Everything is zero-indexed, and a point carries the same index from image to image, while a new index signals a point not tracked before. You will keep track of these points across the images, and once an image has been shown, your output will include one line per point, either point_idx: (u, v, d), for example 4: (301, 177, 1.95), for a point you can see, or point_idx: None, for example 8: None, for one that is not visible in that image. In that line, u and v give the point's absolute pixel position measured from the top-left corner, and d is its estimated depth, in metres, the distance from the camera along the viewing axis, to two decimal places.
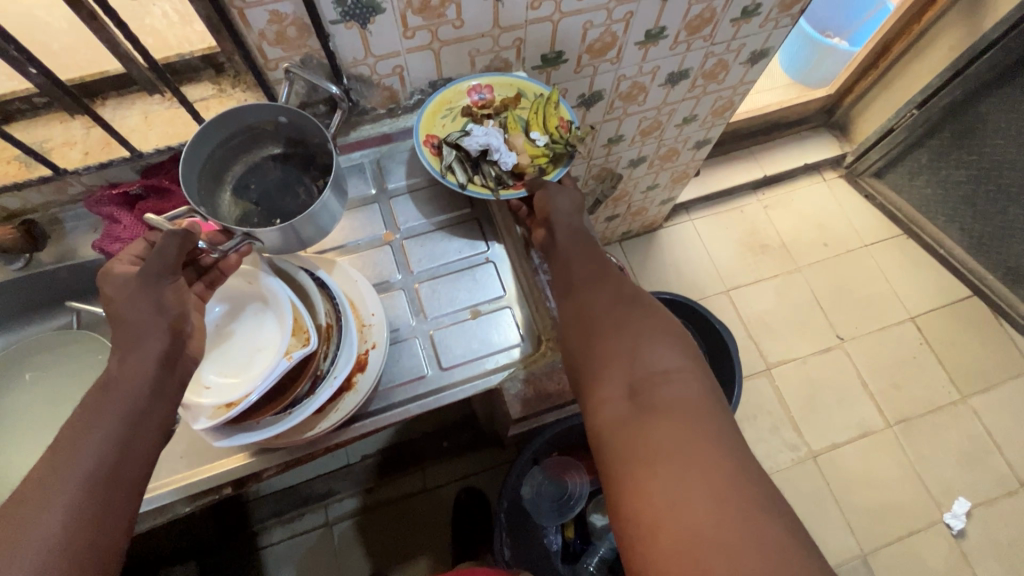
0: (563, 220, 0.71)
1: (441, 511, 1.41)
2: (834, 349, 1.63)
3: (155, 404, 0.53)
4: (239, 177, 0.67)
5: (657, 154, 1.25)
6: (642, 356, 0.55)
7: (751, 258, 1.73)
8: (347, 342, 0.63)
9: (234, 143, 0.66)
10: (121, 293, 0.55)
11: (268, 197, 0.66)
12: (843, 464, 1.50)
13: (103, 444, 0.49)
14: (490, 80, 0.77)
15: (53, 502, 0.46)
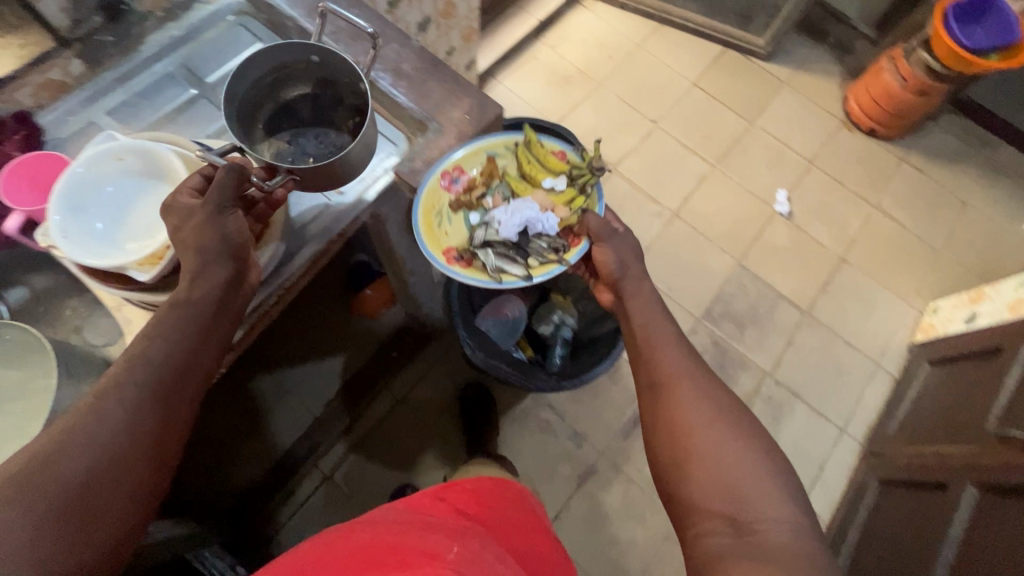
0: (637, 294, 0.84)
1: (423, 409, 1.52)
2: (653, 131, 1.94)
3: (217, 323, 0.65)
4: (271, 117, 0.76)
5: (436, 11, 1.36)
6: (721, 453, 0.65)
7: (561, 91, 1.96)
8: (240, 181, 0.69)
9: (266, 82, 0.74)
10: (188, 219, 0.63)
11: (299, 136, 0.77)
12: (698, 209, 1.84)
13: (179, 349, 0.62)
14: (458, 161, 0.85)
15: (134, 395, 0.59)
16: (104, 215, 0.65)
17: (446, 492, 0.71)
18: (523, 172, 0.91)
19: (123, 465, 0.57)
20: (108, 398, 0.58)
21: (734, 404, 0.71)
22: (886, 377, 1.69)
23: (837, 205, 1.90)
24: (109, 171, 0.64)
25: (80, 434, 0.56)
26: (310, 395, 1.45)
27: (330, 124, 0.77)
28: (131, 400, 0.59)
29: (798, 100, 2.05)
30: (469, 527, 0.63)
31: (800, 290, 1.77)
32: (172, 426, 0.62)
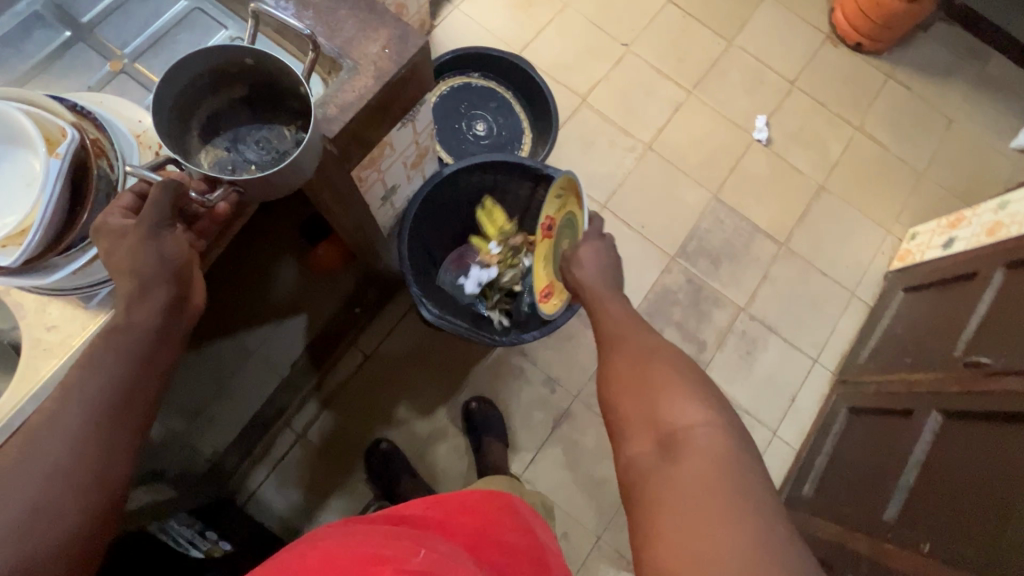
0: (589, 283, 0.92)
1: (392, 363, 1.51)
2: (625, 56, 1.79)
3: (158, 349, 0.60)
4: (206, 120, 0.66)
5: None
6: (655, 384, 0.70)
7: (524, 15, 1.79)
8: (117, 136, 0.58)
9: (198, 85, 0.63)
10: (119, 245, 0.55)
11: (240, 141, 0.67)
12: (673, 141, 1.74)
13: (117, 378, 0.57)
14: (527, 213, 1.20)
15: (70, 427, 0.55)
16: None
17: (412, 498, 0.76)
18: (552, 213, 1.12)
19: (55, 518, 0.54)
20: (39, 446, 0.54)
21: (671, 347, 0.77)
22: (861, 306, 1.68)
23: (819, 129, 1.80)
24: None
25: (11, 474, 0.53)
26: (277, 358, 1.34)
27: (276, 125, 0.68)
28: (66, 449, 0.55)
29: (780, 13, 1.89)
30: (429, 534, 0.67)
31: (777, 222, 1.71)
32: (109, 474, 0.57)
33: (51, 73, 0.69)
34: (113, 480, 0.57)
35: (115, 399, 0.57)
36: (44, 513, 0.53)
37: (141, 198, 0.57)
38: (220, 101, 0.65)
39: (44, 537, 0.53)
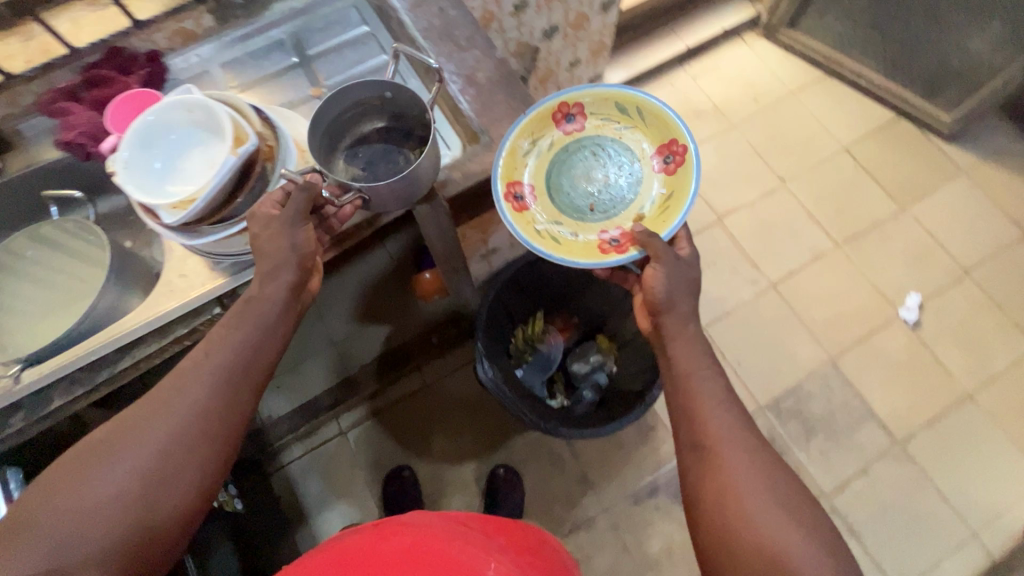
0: (681, 337, 0.78)
1: (445, 401, 1.54)
2: (777, 190, 1.74)
3: (282, 320, 0.70)
4: (349, 147, 0.77)
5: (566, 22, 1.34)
6: (773, 536, 0.61)
7: (687, 125, 1.83)
8: (285, 148, 0.71)
9: (346, 116, 0.75)
10: (265, 230, 0.66)
11: (372, 161, 0.76)
12: (802, 287, 1.62)
13: (246, 342, 0.67)
14: (580, 101, 0.85)
15: (203, 378, 0.64)
16: (164, 156, 0.68)
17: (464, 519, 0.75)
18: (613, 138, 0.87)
19: (188, 454, 0.62)
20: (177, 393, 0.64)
21: (781, 472, 0.67)
22: (981, 553, 1.37)
23: (985, 331, 1.56)
24: (179, 118, 0.68)
25: (157, 413, 0.63)
26: (350, 356, 1.55)
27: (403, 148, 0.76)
28: (195, 398, 0.64)
29: (973, 195, 1.70)
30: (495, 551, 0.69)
31: (899, 415, 1.49)
32: (229, 425, 0.65)
33: (271, 85, 0.87)
34: (230, 432, 0.65)
35: (241, 357, 0.66)
36: (176, 454, 0.62)
37: (287, 194, 0.67)
38: (362, 128, 0.77)
39: (175, 474, 0.62)
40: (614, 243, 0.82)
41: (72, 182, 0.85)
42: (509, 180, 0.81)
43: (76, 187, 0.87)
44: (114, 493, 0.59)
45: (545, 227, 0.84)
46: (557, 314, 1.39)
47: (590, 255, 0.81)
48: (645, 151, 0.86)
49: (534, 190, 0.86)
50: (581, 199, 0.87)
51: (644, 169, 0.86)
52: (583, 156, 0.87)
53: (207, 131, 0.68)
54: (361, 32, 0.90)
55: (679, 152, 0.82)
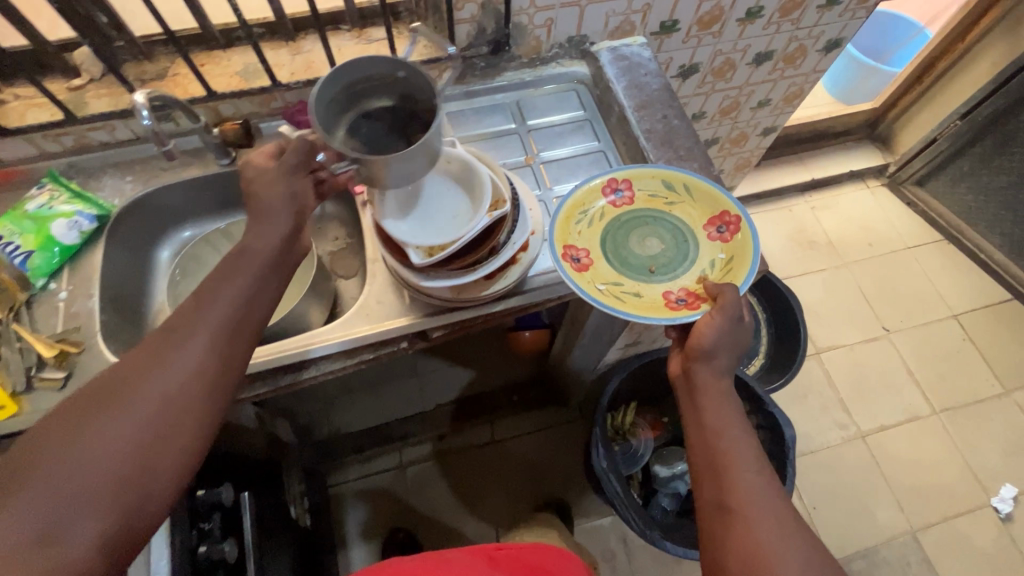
0: (710, 391, 0.69)
1: (509, 463, 1.51)
2: (880, 339, 1.72)
3: (276, 275, 0.58)
4: (349, 123, 0.66)
5: (729, 136, 1.40)
6: None
7: (799, 252, 1.85)
8: (522, 218, 0.74)
9: (350, 92, 0.65)
10: (261, 176, 0.60)
11: (378, 144, 0.64)
12: (892, 446, 1.57)
13: (236, 299, 0.54)
14: (626, 176, 0.83)
15: (186, 341, 0.50)
16: (410, 191, 0.72)
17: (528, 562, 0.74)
18: (676, 213, 0.83)
19: (171, 445, 0.47)
20: (159, 362, 0.49)
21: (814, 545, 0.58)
22: None
23: None
24: (436, 164, 0.73)
25: (123, 386, 0.47)
26: (430, 392, 1.53)
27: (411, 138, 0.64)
28: (191, 366, 0.50)
29: None
30: None
31: None
32: (220, 397, 0.52)
33: (487, 143, 0.92)
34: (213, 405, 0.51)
35: (230, 317, 0.53)
36: (154, 445, 0.46)
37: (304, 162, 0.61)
38: (356, 111, 0.66)
39: (153, 471, 0.46)
40: (681, 300, 0.76)
41: None
42: (564, 243, 0.78)
43: None
44: (67, 497, 0.42)
45: (606, 285, 0.77)
46: (648, 409, 1.38)
47: (652, 309, 0.74)
48: (695, 222, 0.82)
49: (590, 253, 0.80)
50: (639, 261, 0.81)
51: (697, 240, 0.81)
52: (638, 224, 0.83)
53: (456, 182, 0.72)
54: (577, 114, 0.96)
55: (732, 223, 0.79)
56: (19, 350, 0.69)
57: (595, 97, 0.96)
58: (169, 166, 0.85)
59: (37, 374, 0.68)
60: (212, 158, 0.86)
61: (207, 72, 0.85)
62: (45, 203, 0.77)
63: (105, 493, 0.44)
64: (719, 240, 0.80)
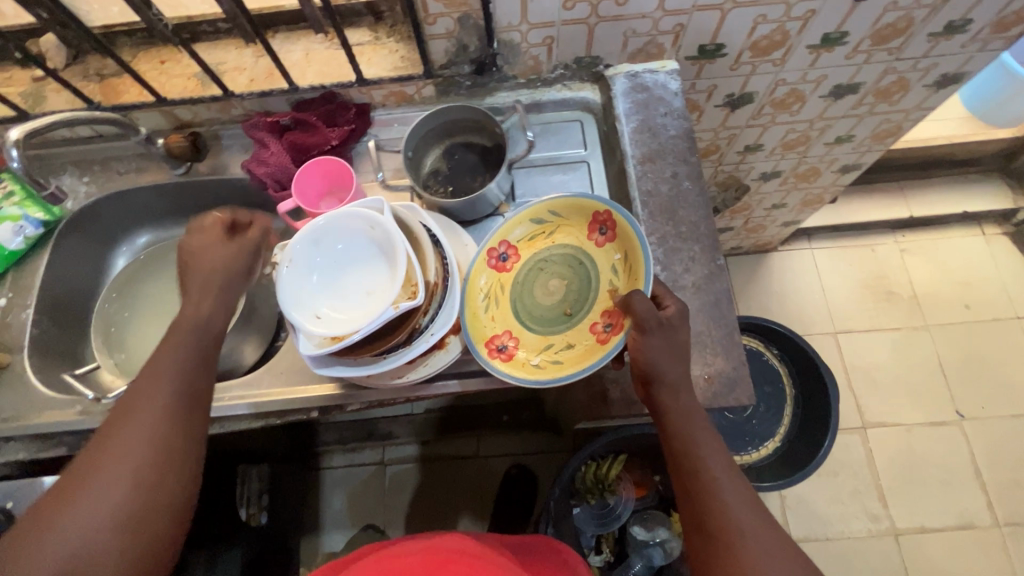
0: (674, 410, 0.57)
1: (488, 481, 1.46)
2: (949, 424, 1.44)
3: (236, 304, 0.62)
4: (450, 147, 0.78)
5: (794, 171, 1.15)
6: None
7: (871, 303, 1.57)
8: (449, 302, 0.62)
9: (464, 126, 0.77)
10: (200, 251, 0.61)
11: (458, 171, 0.77)
12: (930, 552, 1.34)
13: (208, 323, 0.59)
14: (495, 235, 0.70)
15: (178, 362, 0.56)
16: (322, 265, 0.59)
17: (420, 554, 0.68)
18: (561, 238, 0.70)
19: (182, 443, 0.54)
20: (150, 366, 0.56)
21: (803, 561, 0.52)
22: None
23: None
24: (356, 228, 0.58)
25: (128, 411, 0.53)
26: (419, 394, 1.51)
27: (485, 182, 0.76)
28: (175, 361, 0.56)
29: None
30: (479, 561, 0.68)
31: None
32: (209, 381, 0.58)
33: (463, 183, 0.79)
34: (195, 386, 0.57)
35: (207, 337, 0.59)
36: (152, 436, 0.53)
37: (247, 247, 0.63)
38: (463, 140, 0.78)
39: (172, 468, 0.53)
40: (608, 328, 0.64)
41: (245, 202, 0.85)
42: (483, 338, 0.65)
43: (243, 203, 0.85)
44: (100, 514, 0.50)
45: (540, 358, 0.66)
46: (636, 466, 1.24)
47: (587, 360, 0.63)
48: (583, 240, 0.69)
49: (512, 332, 0.68)
50: (553, 312, 0.69)
51: (591, 258, 0.69)
52: (534, 275, 0.70)
53: (379, 254, 0.58)
54: (575, 153, 0.79)
55: (608, 219, 0.67)
56: None
57: (601, 135, 0.79)
58: (123, 171, 0.81)
59: None
60: (166, 167, 0.80)
61: (164, 70, 0.77)
62: None
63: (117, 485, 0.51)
64: (610, 241, 0.67)
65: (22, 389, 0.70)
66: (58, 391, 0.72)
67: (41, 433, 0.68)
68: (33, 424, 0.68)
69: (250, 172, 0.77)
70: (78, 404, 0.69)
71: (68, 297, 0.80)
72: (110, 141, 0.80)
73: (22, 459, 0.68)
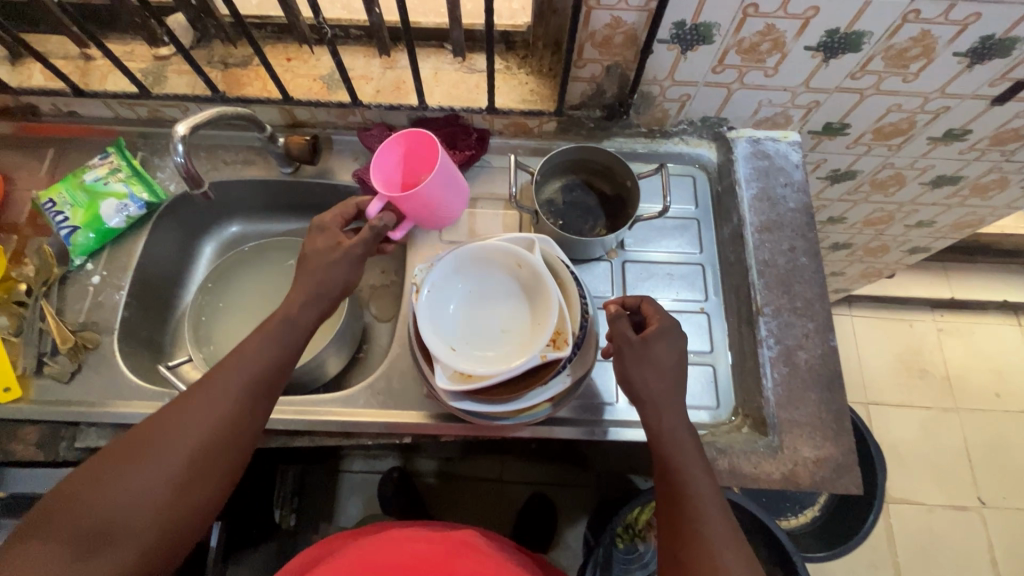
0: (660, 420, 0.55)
1: (508, 506, 1.45)
2: (969, 509, 1.45)
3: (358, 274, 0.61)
4: (574, 182, 0.79)
5: (865, 245, 1.16)
6: None
7: (904, 378, 1.58)
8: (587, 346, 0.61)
9: (596, 166, 0.77)
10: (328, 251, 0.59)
11: (573, 206, 0.77)
12: None
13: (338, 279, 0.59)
14: None
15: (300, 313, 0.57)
16: (462, 293, 0.59)
17: (416, 542, 0.64)
18: None
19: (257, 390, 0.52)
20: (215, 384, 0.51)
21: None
22: None
23: None
24: (504, 262, 0.59)
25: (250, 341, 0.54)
26: None
27: (596, 224, 0.76)
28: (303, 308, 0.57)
29: None
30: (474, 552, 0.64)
31: None
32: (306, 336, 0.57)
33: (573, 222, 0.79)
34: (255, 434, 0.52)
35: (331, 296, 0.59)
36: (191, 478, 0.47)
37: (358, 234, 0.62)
38: (588, 179, 0.79)
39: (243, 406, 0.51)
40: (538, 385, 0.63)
41: (344, 208, 0.84)
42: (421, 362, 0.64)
43: (342, 209, 0.84)
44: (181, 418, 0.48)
45: None
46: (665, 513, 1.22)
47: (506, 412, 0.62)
48: None
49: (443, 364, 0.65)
50: None
51: None
52: None
53: (523, 293, 0.59)
54: (687, 210, 0.79)
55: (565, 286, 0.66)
56: (38, 330, 0.68)
57: (713, 195, 0.79)
58: (231, 161, 0.79)
59: (47, 361, 0.67)
60: (273, 163, 0.79)
61: (290, 68, 0.77)
62: (102, 176, 0.74)
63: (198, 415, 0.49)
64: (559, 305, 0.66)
65: (109, 373, 0.68)
66: (145, 381, 0.70)
67: (125, 423, 0.66)
68: (121, 413, 0.66)
69: (363, 182, 0.76)
70: (167, 398, 0.67)
71: (156, 280, 0.79)
72: (225, 130, 0.79)
73: (101, 447, 0.66)
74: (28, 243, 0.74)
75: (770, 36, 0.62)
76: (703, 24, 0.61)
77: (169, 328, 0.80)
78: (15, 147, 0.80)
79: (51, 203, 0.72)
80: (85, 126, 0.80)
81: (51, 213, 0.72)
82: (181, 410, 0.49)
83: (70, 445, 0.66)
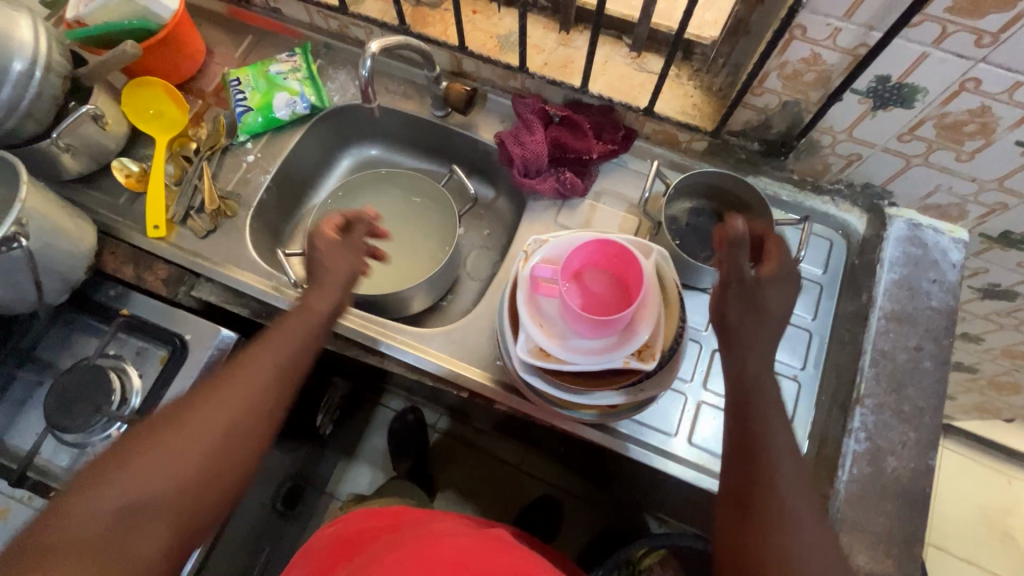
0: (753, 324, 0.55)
1: (518, 496, 1.45)
2: None
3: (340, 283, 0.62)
4: (703, 208, 0.76)
5: (993, 376, 1.04)
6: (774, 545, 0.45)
7: (980, 533, 1.41)
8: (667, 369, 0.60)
9: (732, 199, 0.74)
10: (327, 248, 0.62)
11: (696, 231, 0.75)
12: None
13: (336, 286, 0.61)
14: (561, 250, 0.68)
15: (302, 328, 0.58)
16: None
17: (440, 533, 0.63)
18: None
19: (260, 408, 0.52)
20: (238, 370, 0.52)
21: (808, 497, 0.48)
22: None
23: None
24: None
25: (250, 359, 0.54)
26: None
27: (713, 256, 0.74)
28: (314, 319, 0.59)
29: None
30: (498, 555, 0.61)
31: None
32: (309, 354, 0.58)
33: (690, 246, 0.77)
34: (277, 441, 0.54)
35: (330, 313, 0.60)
36: (219, 463, 0.48)
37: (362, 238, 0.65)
38: (719, 210, 0.76)
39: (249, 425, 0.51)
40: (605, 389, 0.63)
41: (475, 163, 0.87)
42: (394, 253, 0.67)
43: (472, 164, 0.87)
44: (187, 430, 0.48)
45: None
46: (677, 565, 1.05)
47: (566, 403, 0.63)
48: None
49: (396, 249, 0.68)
50: None
51: None
52: None
53: None
54: (813, 272, 0.74)
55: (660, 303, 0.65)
56: (193, 186, 0.77)
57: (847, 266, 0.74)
58: (391, 90, 0.84)
59: (193, 215, 0.76)
60: (428, 103, 0.84)
61: (472, 20, 0.80)
62: (283, 71, 0.82)
63: (210, 431, 0.48)
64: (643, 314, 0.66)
65: (236, 242, 0.76)
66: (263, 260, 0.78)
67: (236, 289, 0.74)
68: (236, 279, 0.73)
69: (502, 144, 0.77)
70: (275, 280, 0.74)
71: (295, 176, 0.86)
72: (397, 61, 0.84)
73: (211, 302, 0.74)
74: (208, 110, 0.84)
75: (981, 118, 0.56)
76: (908, 86, 0.56)
77: (291, 221, 0.88)
78: (221, 25, 0.89)
79: (237, 81, 0.81)
80: (283, 24, 0.88)
81: (234, 90, 0.81)
82: (182, 425, 0.48)
83: (187, 291, 0.74)
